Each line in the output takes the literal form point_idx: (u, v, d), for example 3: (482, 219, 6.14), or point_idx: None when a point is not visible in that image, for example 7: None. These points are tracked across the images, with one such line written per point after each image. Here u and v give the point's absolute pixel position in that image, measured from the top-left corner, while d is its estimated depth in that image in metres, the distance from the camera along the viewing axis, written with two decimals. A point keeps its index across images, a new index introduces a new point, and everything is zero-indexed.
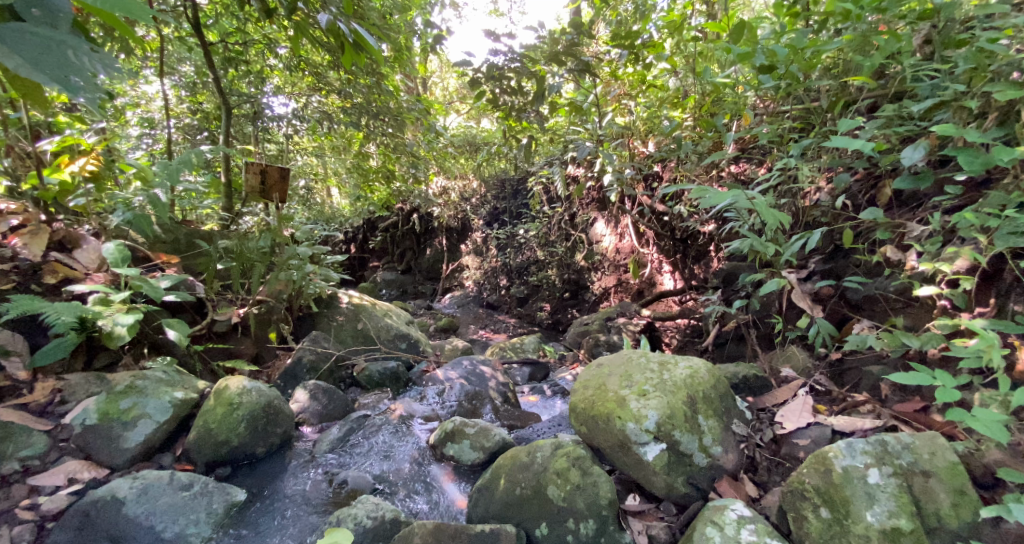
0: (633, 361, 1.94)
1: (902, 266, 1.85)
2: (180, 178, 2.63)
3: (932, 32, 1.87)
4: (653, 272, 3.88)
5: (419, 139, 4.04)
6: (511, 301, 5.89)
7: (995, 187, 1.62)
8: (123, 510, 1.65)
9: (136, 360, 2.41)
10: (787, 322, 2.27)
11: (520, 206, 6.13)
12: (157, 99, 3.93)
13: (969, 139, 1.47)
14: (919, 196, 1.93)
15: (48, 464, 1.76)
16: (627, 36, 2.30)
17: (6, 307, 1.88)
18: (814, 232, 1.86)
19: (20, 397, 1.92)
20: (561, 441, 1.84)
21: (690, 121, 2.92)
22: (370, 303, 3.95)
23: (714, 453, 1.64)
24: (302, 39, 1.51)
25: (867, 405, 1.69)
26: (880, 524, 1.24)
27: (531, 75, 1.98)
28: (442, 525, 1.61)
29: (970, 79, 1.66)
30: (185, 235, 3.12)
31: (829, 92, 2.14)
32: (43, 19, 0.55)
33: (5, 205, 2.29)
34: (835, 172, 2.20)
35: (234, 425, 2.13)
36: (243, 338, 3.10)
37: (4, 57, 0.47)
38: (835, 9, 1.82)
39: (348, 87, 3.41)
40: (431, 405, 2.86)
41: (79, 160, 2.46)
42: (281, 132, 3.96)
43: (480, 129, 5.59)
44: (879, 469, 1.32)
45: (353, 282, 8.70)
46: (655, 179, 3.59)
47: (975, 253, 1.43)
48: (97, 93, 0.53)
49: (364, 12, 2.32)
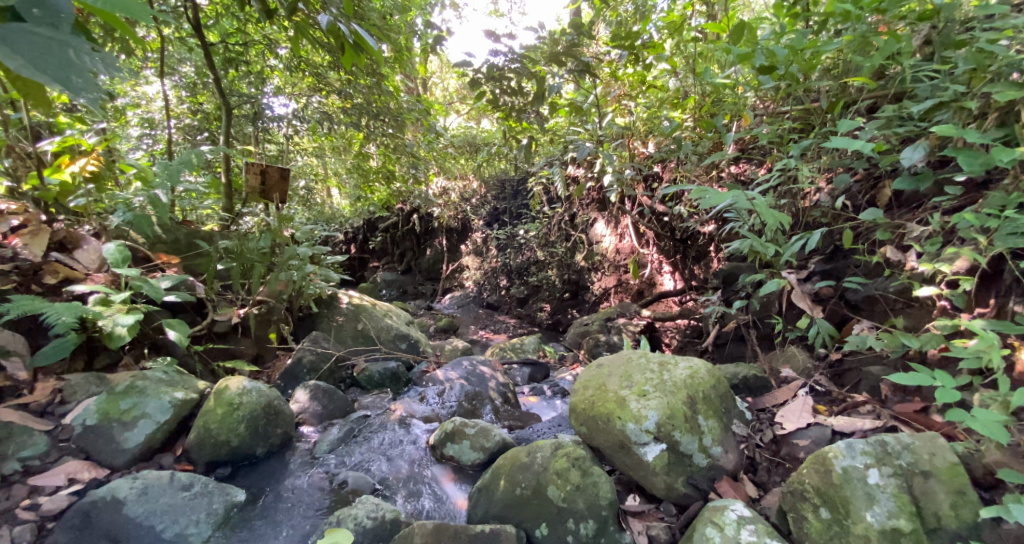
0: (633, 361, 1.94)
1: (902, 266, 1.85)
2: (180, 178, 2.63)
3: (932, 33, 1.87)
4: (653, 272, 3.89)
5: (419, 139, 4.04)
6: (511, 301, 5.89)
7: (996, 188, 1.62)
8: (123, 510, 1.65)
9: (136, 361, 2.41)
10: (787, 322, 2.28)
11: (521, 206, 6.13)
12: (157, 99, 3.93)
13: (969, 139, 1.47)
14: (919, 196, 1.94)
15: (49, 464, 1.76)
16: (627, 37, 2.31)
17: (7, 307, 1.88)
18: (814, 232, 1.86)
19: (20, 397, 1.92)
20: (561, 441, 1.85)
21: (690, 121, 2.93)
22: (370, 303, 3.96)
23: (714, 453, 1.64)
24: (302, 40, 1.51)
25: (866, 405, 1.71)
26: (880, 524, 1.24)
27: (531, 75, 1.98)
28: (442, 526, 1.61)
29: (970, 79, 1.66)
30: (185, 235, 3.12)
31: (829, 92, 2.15)
32: (44, 20, 0.55)
33: (5, 205, 2.29)
34: (834, 172, 2.20)
35: (234, 426, 2.13)
36: (244, 338, 3.11)
37: (6, 57, 0.47)
38: (835, 9, 1.82)
39: (348, 87, 3.42)
40: (431, 405, 2.86)
41: (80, 161, 2.45)
42: (281, 132, 3.96)
43: (480, 129, 5.59)
44: (879, 470, 1.32)
45: (353, 282, 8.70)
46: (655, 179, 3.59)
47: (975, 254, 1.43)
48: (97, 93, 0.53)
49: (364, 12, 2.32)
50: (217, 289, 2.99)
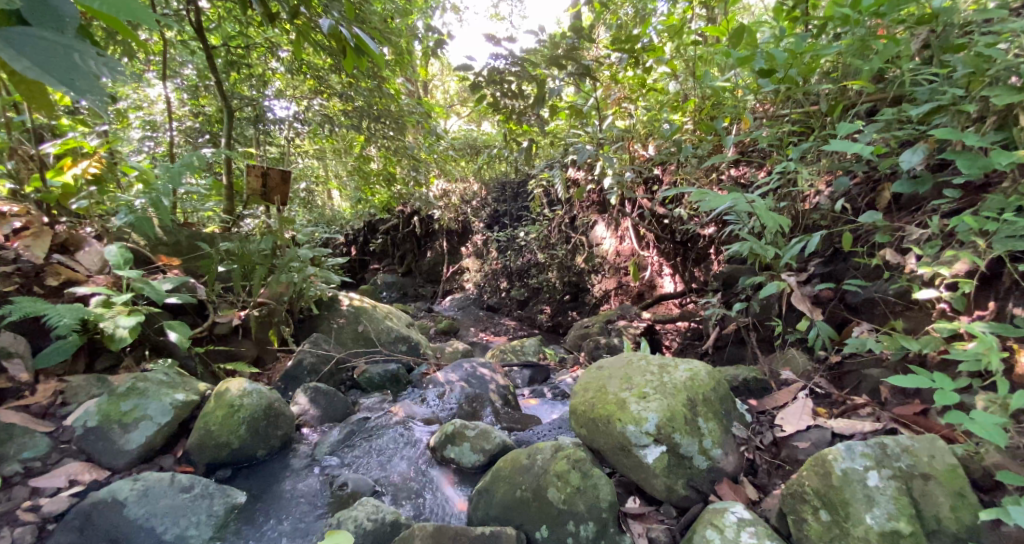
0: (633, 363, 1.95)
1: (901, 269, 1.86)
2: (181, 181, 2.65)
3: (931, 37, 1.88)
4: (653, 275, 3.90)
5: (420, 142, 4.06)
6: (511, 304, 5.89)
7: (994, 191, 1.63)
8: (124, 511, 1.65)
9: (137, 363, 2.42)
10: (786, 325, 2.28)
11: (521, 208, 6.18)
12: (160, 101, 3.96)
13: (968, 142, 1.48)
14: (919, 200, 1.94)
15: (50, 465, 1.77)
16: (627, 41, 2.33)
17: (9, 308, 1.89)
18: (814, 235, 1.87)
19: (22, 398, 1.92)
20: (561, 443, 1.85)
21: (690, 123, 2.94)
22: (371, 305, 3.97)
23: (714, 456, 1.64)
24: (304, 44, 1.51)
25: (866, 408, 1.70)
26: (880, 526, 1.24)
27: (531, 79, 1.99)
28: (442, 528, 1.60)
29: (969, 83, 1.67)
30: (186, 237, 3.13)
31: (829, 96, 2.15)
32: (49, 23, 0.56)
33: (8, 207, 2.30)
34: (834, 175, 2.22)
35: (234, 428, 2.14)
36: (244, 340, 3.11)
37: (12, 60, 0.47)
38: (834, 14, 1.83)
39: (349, 90, 3.44)
40: (431, 408, 2.87)
41: (83, 163, 2.48)
42: (283, 134, 3.98)
43: (480, 132, 5.62)
44: (878, 472, 1.32)
45: (353, 284, 8.68)
46: (655, 182, 3.59)
47: (973, 257, 1.44)
48: (101, 95, 0.53)
49: (365, 17, 2.33)
50: (218, 291, 3.00)
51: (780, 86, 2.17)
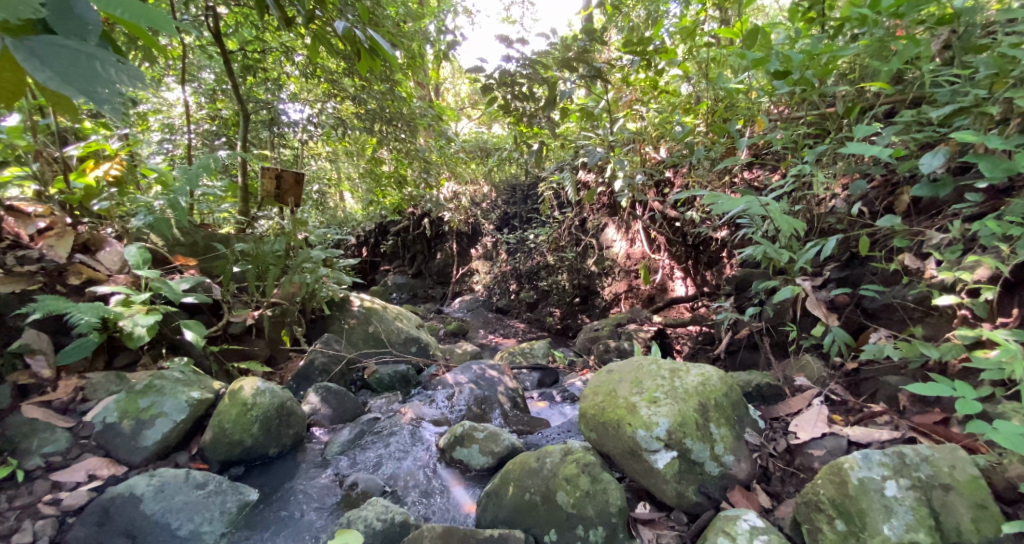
0: (643, 367, 1.93)
1: (920, 274, 1.82)
2: (198, 183, 2.69)
3: (952, 37, 1.84)
4: (664, 278, 3.85)
5: (431, 144, 4.11)
6: (521, 306, 5.86)
7: (1017, 195, 1.59)
8: (141, 507, 1.68)
9: (154, 361, 2.45)
10: (801, 330, 2.24)
11: (531, 211, 6.24)
12: (177, 105, 4.04)
13: (991, 145, 1.45)
14: (939, 203, 1.90)
15: (70, 460, 1.81)
16: (639, 43, 2.36)
17: (32, 307, 1.93)
18: (830, 239, 1.84)
19: (43, 395, 1.97)
20: (571, 447, 1.84)
21: (702, 126, 2.88)
22: (382, 306, 4.00)
23: (726, 462, 1.61)
24: (319, 48, 1.50)
25: (884, 415, 1.67)
26: (897, 537, 1.21)
27: (542, 81, 2.01)
28: (452, 528, 1.59)
29: (992, 84, 1.62)
30: (203, 237, 3.19)
31: (845, 98, 2.12)
32: (73, 31, 0.56)
33: (33, 209, 2.38)
34: (851, 179, 2.19)
35: (247, 426, 2.16)
36: (257, 340, 3.15)
37: (35, 70, 0.48)
38: (852, 14, 1.81)
39: (362, 93, 3.48)
40: (441, 409, 2.89)
41: (104, 165, 2.54)
42: (298, 138, 4.05)
43: (492, 135, 5.69)
44: (896, 482, 1.30)
45: (363, 284, 8.71)
46: (667, 184, 3.57)
47: (997, 262, 1.41)
48: (121, 103, 0.53)
49: (379, 20, 2.39)
50: (233, 291, 3.04)
51: (795, 89, 2.15)
